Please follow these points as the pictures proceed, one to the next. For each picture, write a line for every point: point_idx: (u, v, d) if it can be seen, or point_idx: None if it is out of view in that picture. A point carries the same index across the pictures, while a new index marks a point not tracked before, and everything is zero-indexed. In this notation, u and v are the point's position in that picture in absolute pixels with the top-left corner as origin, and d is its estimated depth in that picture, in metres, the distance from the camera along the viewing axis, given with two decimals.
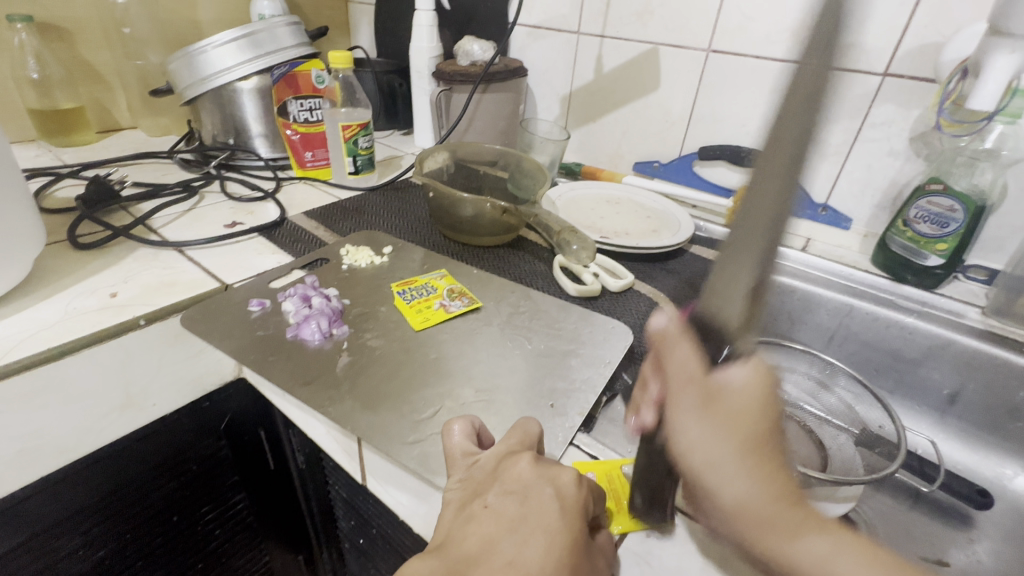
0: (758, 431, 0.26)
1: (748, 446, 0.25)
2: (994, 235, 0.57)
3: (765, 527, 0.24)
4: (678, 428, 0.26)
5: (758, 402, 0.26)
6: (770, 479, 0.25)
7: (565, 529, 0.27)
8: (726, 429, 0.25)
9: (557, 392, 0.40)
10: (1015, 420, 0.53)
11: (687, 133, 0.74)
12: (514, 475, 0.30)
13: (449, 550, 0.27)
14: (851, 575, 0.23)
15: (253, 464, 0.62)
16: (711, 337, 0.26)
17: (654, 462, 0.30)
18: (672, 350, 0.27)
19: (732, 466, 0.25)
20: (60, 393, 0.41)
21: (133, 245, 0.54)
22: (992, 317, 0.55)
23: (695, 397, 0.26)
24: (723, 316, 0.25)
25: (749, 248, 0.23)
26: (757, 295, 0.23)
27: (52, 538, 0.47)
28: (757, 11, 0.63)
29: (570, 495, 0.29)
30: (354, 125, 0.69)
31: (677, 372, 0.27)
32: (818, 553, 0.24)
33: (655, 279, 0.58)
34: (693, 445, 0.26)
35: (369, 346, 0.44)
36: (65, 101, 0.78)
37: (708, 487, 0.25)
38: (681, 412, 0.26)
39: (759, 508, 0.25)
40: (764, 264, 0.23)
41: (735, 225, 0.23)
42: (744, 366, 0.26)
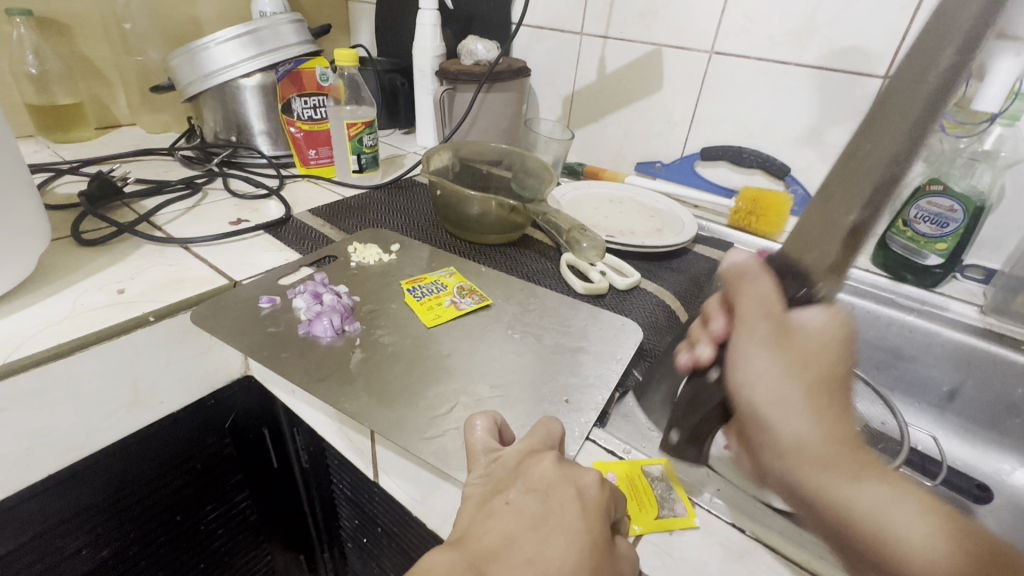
0: (828, 373, 0.31)
1: (816, 385, 0.30)
2: (992, 235, 0.58)
3: (825, 463, 0.28)
4: (751, 360, 0.32)
5: (829, 343, 0.32)
6: (834, 423, 0.29)
7: (586, 530, 0.27)
8: (795, 366, 0.31)
9: (571, 388, 0.40)
10: (1013, 415, 0.54)
11: (690, 134, 0.75)
12: (536, 473, 0.29)
13: (467, 545, 0.26)
14: (901, 514, 0.25)
15: (256, 462, 0.61)
16: (794, 279, 0.35)
17: (704, 396, 0.37)
18: (749, 289, 0.36)
19: (795, 403, 0.29)
20: (70, 390, 0.41)
21: (138, 241, 0.54)
22: (991, 316, 0.56)
23: (768, 331, 0.33)
24: (812, 259, 0.35)
25: (852, 196, 0.34)
26: (852, 239, 0.34)
27: (57, 537, 0.46)
28: (760, 13, 0.64)
29: (592, 495, 0.28)
30: (359, 123, 0.68)
31: (756, 305, 0.35)
32: (876, 493, 0.26)
33: (661, 277, 0.59)
34: (760, 377, 0.31)
35: (381, 342, 0.44)
36: (64, 97, 0.77)
37: (771, 419, 0.30)
38: (752, 345, 0.33)
39: (819, 449, 0.28)
40: (869, 206, 0.34)
41: (842, 172, 0.34)
42: (817, 314, 0.33)
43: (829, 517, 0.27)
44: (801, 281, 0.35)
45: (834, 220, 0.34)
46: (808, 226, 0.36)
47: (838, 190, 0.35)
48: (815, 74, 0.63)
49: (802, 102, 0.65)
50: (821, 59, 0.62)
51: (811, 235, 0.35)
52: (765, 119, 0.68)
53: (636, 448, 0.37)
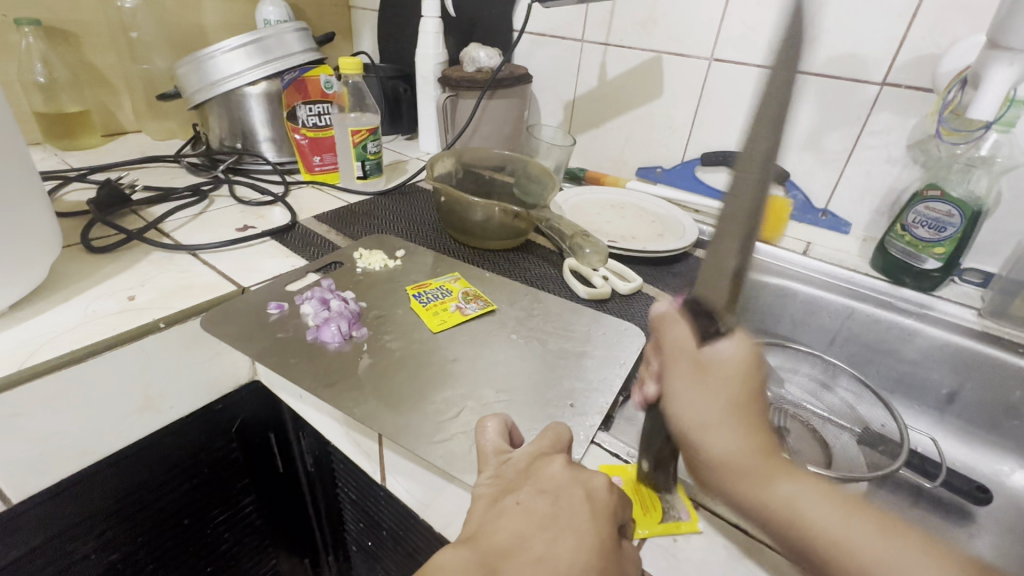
0: (741, 393, 0.31)
1: (731, 407, 0.30)
2: (989, 240, 0.59)
3: (747, 475, 0.29)
4: (677, 396, 0.32)
5: (741, 371, 0.31)
6: (751, 433, 0.30)
7: (594, 531, 0.28)
8: (712, 392, 0.31)
9: (576, 392, 0.41)
10: (1012, 417, 0.54)
11: (690, 139, 0.76)
12: (546, 475, 0.30)
13: (479, 542, 0.27)
14: (818, 513, 0.27)
15: (262, 467, 0.62)
16: (702, 316, 0.33)
17: (656, 429, 0.34)
18: (670, 329, 0.33)
19: (712, 423, 0.30)
20: (82, 396, 0.41)
21: (147, 248, 0.54)
22: (988, 319, 0.56)
23: (689, 371, 0.32)
24: (714, 294, 0.32)
25: (732, 240, 0.31)
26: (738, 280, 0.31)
27: (68, 541, 0.47)
28: (758, 21, 0.65)
29: (601, 498, 0.29)
30: (364, 130, 0.70)
31: (675, 344, 0.33)
32: (787, 494, 0.28)
33: (663, 282, 0.59)
34: (685, 407, 0.31)
35: (388, 348, 0.45)
36: (71, 105, 0.78)
37: (696, 443, 0.31)
38: (679, 382, 0.32)
39: (742, 461, 0.29)
40: (743, 250, 0.31)
41: (721, 223, 0.31)
42: (729, 344, 0.32)
43: (757, 519, 0.29)
44: (707, 317, 0.32)
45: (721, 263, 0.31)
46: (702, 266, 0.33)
47: (717, 236, 0.31)
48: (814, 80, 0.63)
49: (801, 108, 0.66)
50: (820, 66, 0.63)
51: (706, 270, 0.32)
52: None
53: (640, 452, 0.37)
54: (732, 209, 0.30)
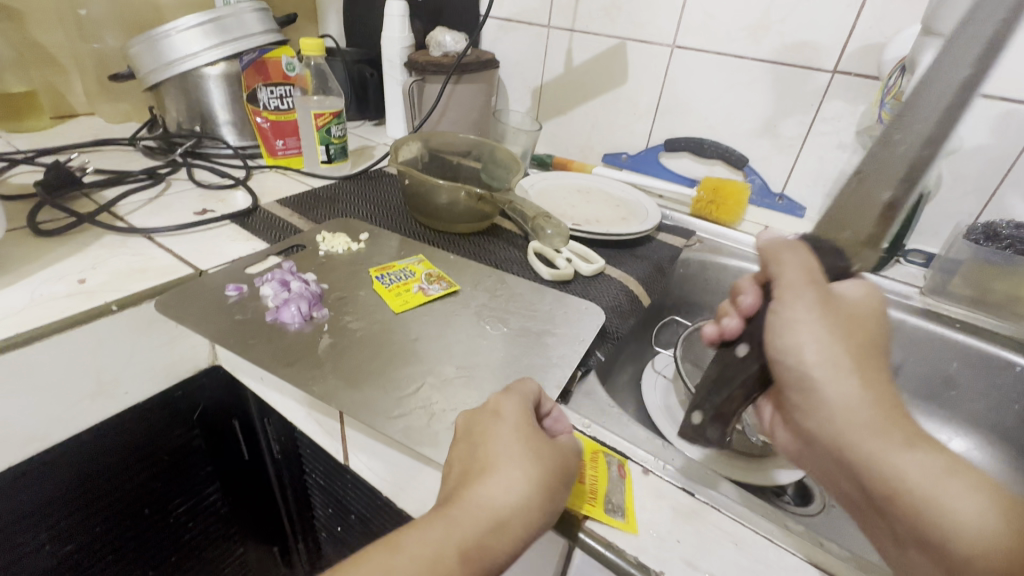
0: (868, 342, 0.33)
1: (859, 354, 0.33)
2: (931, 222, 0.62)
3: (872, 428, 0.30)
4: (796, 324, 0.34)
5: (866, 315, 0.34)
6: (879, 387, 0.32)
7: (518, 441, 0.31)
8: (841, 332, 0.33)
9: (536, 367, 0.42)
10: (948, 388, 0.58)
11: (654, 126, 0.77)
12: (466, 425, 0.33)
13: (444, 485, 0.31)
14: (943, 482, 0.27)
15: (226, 454, 0.61)
16: (834, 252, 0.35)
17: (728, 374, 0.39)
18: (783, 263, 0.36)
19: (845, 367, 0.32)
20: (29, 380, 0.40)
21: (99, 231, 0.53)
22: (930, 297, 0.60)
23: (815, 297, 0.34)
24: (847, 236, 0.35)
25: (887, 178, 0.35)
26: (888, 214, 0.35)
27: (18, 531, 0.45)
28: (718, 9, 0.66)
29: (513, 414, 0.33)
30: (327, 113, 0.69)
31: (800, 276, 0.35)
32: (923, 461, 0.28)
33: (625, 264, 0.61)
34: (806, 343, 0.33)
35: (350, 328, 0.45)
36: (16, 85, 0.74)
37: (817, 381, 0.33)
38: (801, 307, 0.34)
39: (866, 412, 0.31)
40: (899, 186, 0.35)
41: (874, 163, 0.36)
42: (853, 287, 0.35)
43: (872, 480, 0.30)
44: (839, 255, 0.35)
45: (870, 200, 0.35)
46: (845, 202, 0.36)
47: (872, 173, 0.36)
48: (770, 68, 0.65)
49: (759, 95, 0.67)
50: (775, 53, 0.65)
51: (846, 212, 0.36)
52: (725, 111, 0.71)
53: (595, 423, 0.38)
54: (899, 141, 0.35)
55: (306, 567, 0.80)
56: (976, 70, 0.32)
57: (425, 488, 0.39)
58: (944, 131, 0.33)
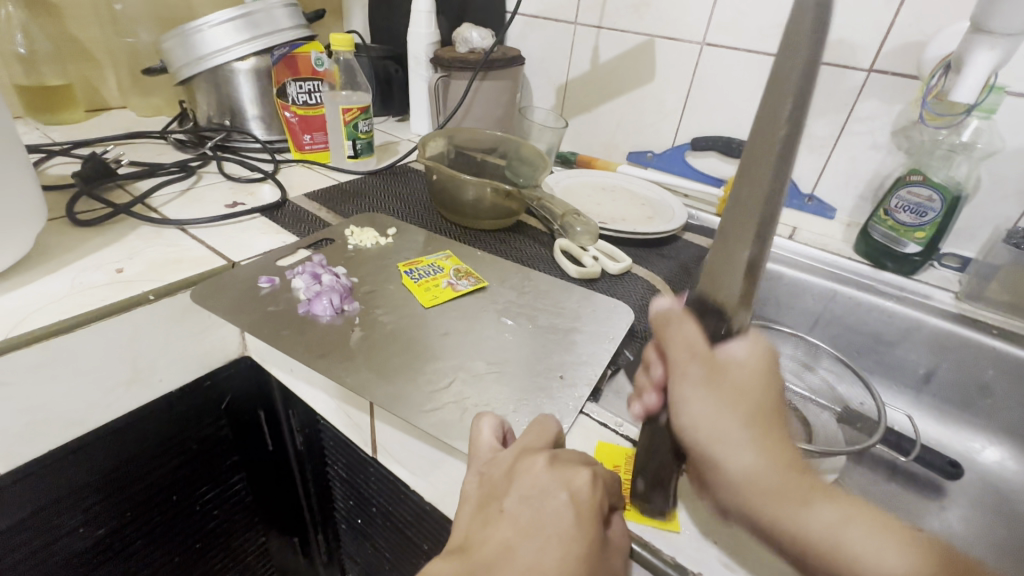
0: (757, 406, 0.30)
1: (751, 421, 0.29)
2: (967, 225, 0.61)
3: (775, 495, 0.28)
4: (689, 406, 0.29)
5: (753, 376, 0.30)
6: (774, 450, 0.29)
7: (580, 537, 0.28)
8: (730, 405, 0.29)
9: (565, 364, 0.42)
10: (983, 396, 0.57)
11: (681, 124, 0.77)
12: (529, 479, 0.29)
13: (470, 553, 0.28)
14: (853, 533, 0.27)
15: (252, 444, 0.62)
16: (712, 315, 0.28)
17: (658, 444, 0.32)
18: (673, 334, 0.30)
19: (740, 440, 0.29)
20: (70, 366, 0.41)
21: (134, 222, 0.54)
22: (965, 302, 0.58)
23: (700, 375, 0.29)
24: (724, 297, 0.28)
25: (741, 227, 0.26)
26: (753, 271, 0.26)
27: (54, 514, 0.46)
28: (751, 6, 0.65)
29: (585, 499, 0.29)
30: (355, 108, 0.69)
31: (681, 350, 0.29)
32: (828, 517, 0.28)
33: (652, 264, 0.60)
34: (698, 422, 0.29)
35: (380, 321, 0.45)
36: (53, 78, 0.76)
37: (716, 459, 0.29)
38: (687, 386, 0.29)
39: (769, 480, 0.28)
40: (759, 240, 0.26)
41: (729, 211, 0.26)
42: (743, 345, 0.29)
43: (785, 543, 0.28)
44: (719, 316, 0.28)
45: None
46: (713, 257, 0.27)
47: (728, 224, 0.27)
48: None
49: None
50: None
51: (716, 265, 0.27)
52: (754, 110, 0.70)
53: (627, 422, 0.38)
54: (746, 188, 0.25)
55: (325, 558, 0.80)
56: (798, 103, 0.23)
57: (454, 483, 0.40)
58: (791, 155, 0.24)
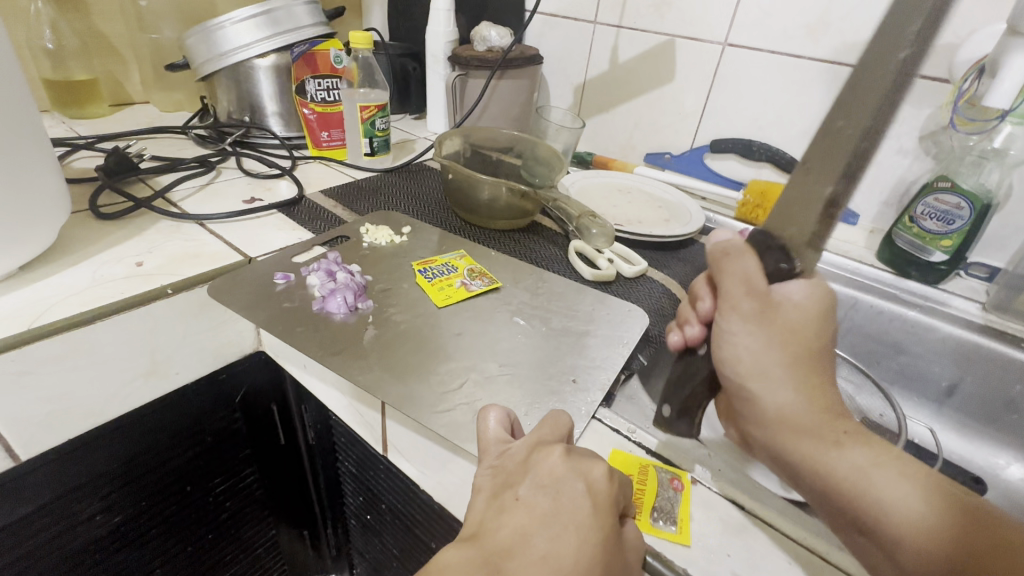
0: (807, 346, 0.33)
1: (797, 361, 0.33)
2: (997, 234, 0.59)
3: (809, 432, 0.32)
4: (731, 337, 0.34)
5: (810, 318, 0.33)
6: (813, 392, 0.32)
7: (596, 527, 0.27)
8: (779, 342, 0.33)
9: (578, 368, 0.41)
10: (1010, 411, 0.55)
11: (700, 126, 0.75)
12: (546, 468, 0.29)
13: (484, 541, 0.27)
14: (877, 476, 0.30)
15: (265, 438, 0.63)
16: (775, 251, 0.34)
17: (691, 372, 0.38)
18: (733, 262, 0.34)
19: (778, 373, 0.33)
20: (90, 357, 0.42)
21: (155, 216, 0.55)
22: (992, 313, 0.56)
23: (751, 309, 0.33)
24: (794, 232, 0.34)
25: (825, 170, 0.32)
26: (829, 210, 0.32)
27: (74, 501, 0.47)
28: (775, 6, 0.64)
29: (601, 491, 0.29)
30: (373, 106, 0.69)
31: (737, 286, 0.34)
32: (855, 459, 0.30)
33: (668, 267, 0.59)
34: (741, 353, 0.34)
35: (393, 320, 0.45)
36: (79, 73, 0.77)
37: (753, 392, 0.33)
38: (736, 319, 0.34)
39: (803, 417, 0.32)
40: (840, 180, 0.32)
41: (819, 145, 0.32)
42: (801, 286, 0.33)
43: (807, 479, 0.31)
44: (781, 254, 0.34)
45: (812, 195, 0.33)
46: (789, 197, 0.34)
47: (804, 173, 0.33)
48: (829, 68, 0.63)
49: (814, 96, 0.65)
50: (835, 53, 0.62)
51: (793, 204, 0.34)
52: (776, 112, 0.68)
53: (640, 428, 0.38)
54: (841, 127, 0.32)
55: (333, 552, 0.81)
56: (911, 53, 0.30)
57: (463, 484, 0.40)
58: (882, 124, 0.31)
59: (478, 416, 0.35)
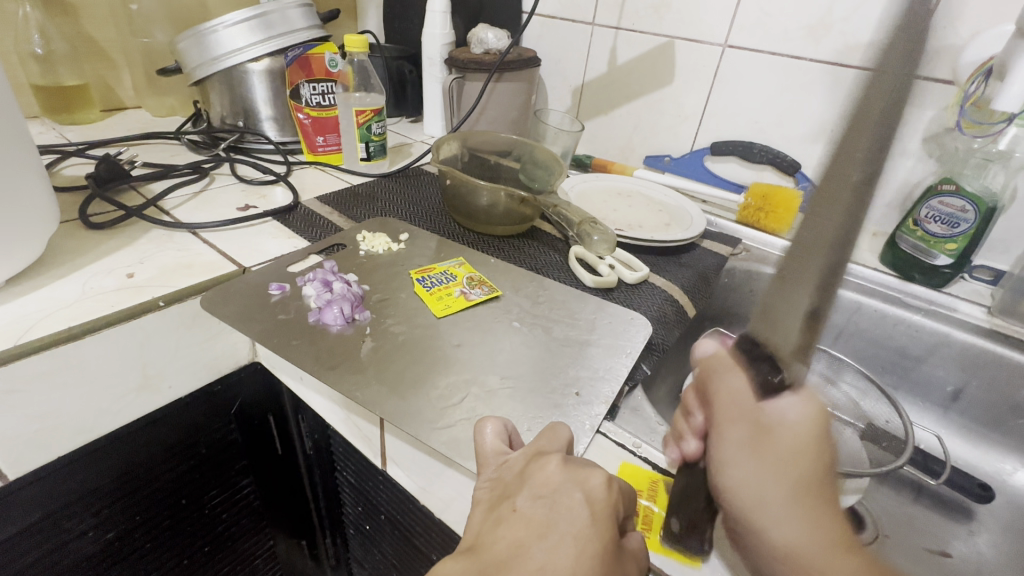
0: (808, 474, 0.31)
1: (797, 488, 0.30)
2: (1001, 237, 0.58)
3: (815, 571, 0.28)
4: (727, 462, 0.32)
5: (809, 441, 0.31)
6: (820, 526, 0.29)
7: (596, 537, 0.26)
8: (780, 469, 0.31)
9: (581, 380, 0.41)
10: (1017, 416, 0.54)
11: (700, 129, 0.75)
12: (542, 478, 0.28)
13: (480, 553, 0.26)
14: None
15: (261, 449, 0.61)
16: (764, 363, 0.31)
17: (692, 490, 0.33)
18: (722, 379, 0.33)
19: (780, 507, 0.30)
20: (77, 373, 0.41)
21: (146, 225, 0.53)
22: (998, 317, 0.56)
23: (744, 436, 0.32)
24: (778, 342, 0.30)
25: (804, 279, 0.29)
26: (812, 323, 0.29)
27: (65, 517, 0.46)
28: (776, 7, 0.63)
29: (600, 499, 0.27)
30: (369, 110, 0.68)
31: (728, 406, 0.33)
32: None
33: (669, 272, 0.59)
34: (741, 482, 0.31)
35: (391, 331, 0.44)
36: (69, 78, 0.76)
37: (757, 523, 0.30)
38: (727, 444, 0.32)
39: (809, 555, 0.28)
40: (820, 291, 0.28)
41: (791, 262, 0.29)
42: (796, 405, 0.31)
43: None
44: (768, 366, 0.31)
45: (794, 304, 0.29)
46: (772, 306, 0.30)
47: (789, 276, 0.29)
48: (830, 70, 0.62)
49: (815, 98, 0.64)
50: (836, 55, 0.61)
51: (774, 311, 0.30)
52: (776, 115, 0.68)
53: (645, 443, 0.37)
54: (813, 239, 0.28)
55: (333, 561, 0.80)
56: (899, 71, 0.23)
57: (463, 499, 0.39)
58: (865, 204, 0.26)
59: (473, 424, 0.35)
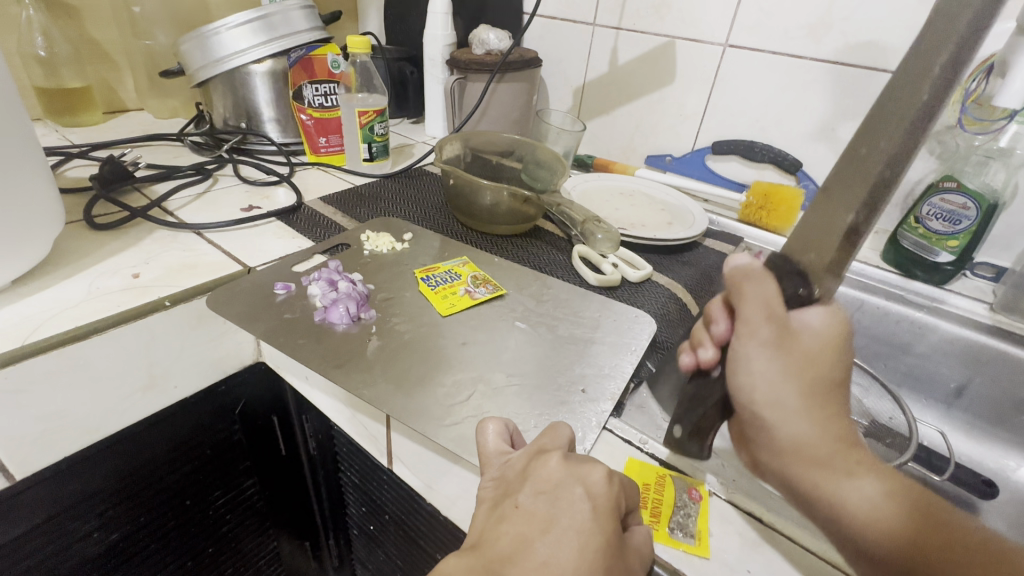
0: (823, 376, 0.33)
1: (812, 388, 0.32)
2: (1002, 234, 0.58)
3: (818, 459, 0.31)
4: (750, 361, 0.33)
5: (825, 348, 0.33)
6: (827, 421, 0.32)
7: (598, 531, 0.26)
8: (794, 370, 0.32)
9: (587, 378, 0.41)
10: (1019, 412, 0.54)
11: (701, 129, 0.75)
12: (543, 474, 0.28)
13: (483, 549, 0.26)
14: (880, 504, 0.29)
15: (265, 450, 0.62)
16: (794, 279, 0.34)
17: (704, 394, 0.36)
18: (750, 287, 0.34)
19: (794, 404, 0.32)
20: (84, 373, 0.41)
21: (150, 226, 0.53)
22: (1000, 314, 0.56)
23: (770, 336, 0.33)
24: (812, 259, 0.35)
25: (850, 196, 0.34)
26: (849, 238, 0.33)
27: (70, 519, 0.46)
28: (776, 6, 0.63)
29: (601, 494, 0.27)
30: (371, 111, 0.68)
31: (758, 311, 0.33)
32: (864, 488, 0.29)
33: (672, 271, 0.59)
34: (758, 380, 0.33)
35: (397, 330, 0.44)
36: (72, 80, 0.76)
37: (768, 418, 0.33)
38: (753, 346, 0.33)
39: (815, 445, 0.31)
40: (863, 208, 0.33)
41: (840, 178, 0.34)
42: (818, 316, 0.34)
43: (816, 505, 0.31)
44: (801, 280, 0.34)
45: (835, 219, 0.34)
46: (809, 225, 0.36)
47: (838, 193, 0.34)
48: (830, 69, 0.62)
49: (815, 97, 0.65)
50: (836, 54, 0.62)
51: (811, 228, 0.35)
52: (778, 114, 0.68)
53: (652, 439, 0.37)
54: (864, 159, 0.33)
55: (336, 562, 0.80)
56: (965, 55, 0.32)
57: (469, 496, 0.39)
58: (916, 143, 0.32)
59: (477, 421, 0.35)
